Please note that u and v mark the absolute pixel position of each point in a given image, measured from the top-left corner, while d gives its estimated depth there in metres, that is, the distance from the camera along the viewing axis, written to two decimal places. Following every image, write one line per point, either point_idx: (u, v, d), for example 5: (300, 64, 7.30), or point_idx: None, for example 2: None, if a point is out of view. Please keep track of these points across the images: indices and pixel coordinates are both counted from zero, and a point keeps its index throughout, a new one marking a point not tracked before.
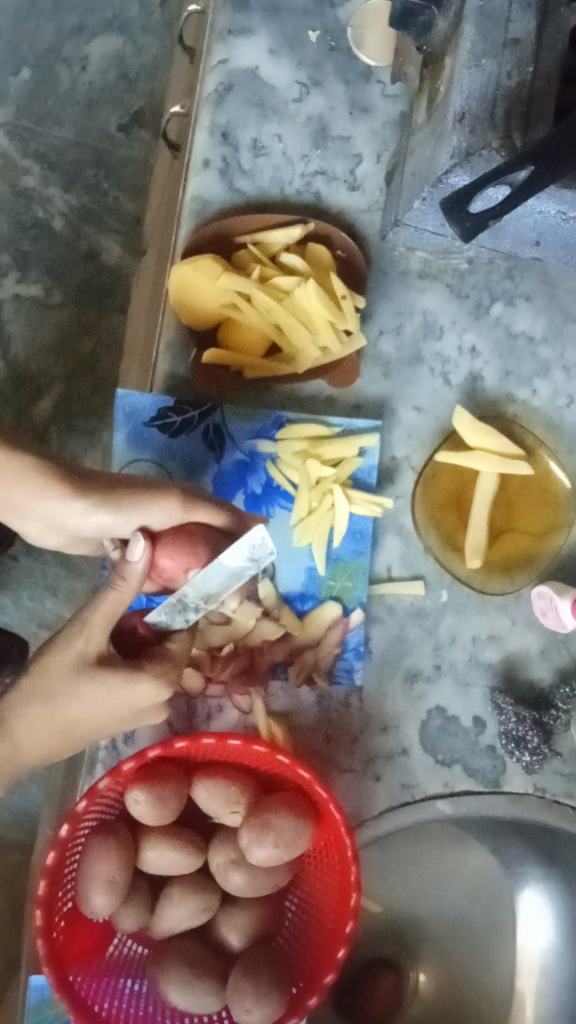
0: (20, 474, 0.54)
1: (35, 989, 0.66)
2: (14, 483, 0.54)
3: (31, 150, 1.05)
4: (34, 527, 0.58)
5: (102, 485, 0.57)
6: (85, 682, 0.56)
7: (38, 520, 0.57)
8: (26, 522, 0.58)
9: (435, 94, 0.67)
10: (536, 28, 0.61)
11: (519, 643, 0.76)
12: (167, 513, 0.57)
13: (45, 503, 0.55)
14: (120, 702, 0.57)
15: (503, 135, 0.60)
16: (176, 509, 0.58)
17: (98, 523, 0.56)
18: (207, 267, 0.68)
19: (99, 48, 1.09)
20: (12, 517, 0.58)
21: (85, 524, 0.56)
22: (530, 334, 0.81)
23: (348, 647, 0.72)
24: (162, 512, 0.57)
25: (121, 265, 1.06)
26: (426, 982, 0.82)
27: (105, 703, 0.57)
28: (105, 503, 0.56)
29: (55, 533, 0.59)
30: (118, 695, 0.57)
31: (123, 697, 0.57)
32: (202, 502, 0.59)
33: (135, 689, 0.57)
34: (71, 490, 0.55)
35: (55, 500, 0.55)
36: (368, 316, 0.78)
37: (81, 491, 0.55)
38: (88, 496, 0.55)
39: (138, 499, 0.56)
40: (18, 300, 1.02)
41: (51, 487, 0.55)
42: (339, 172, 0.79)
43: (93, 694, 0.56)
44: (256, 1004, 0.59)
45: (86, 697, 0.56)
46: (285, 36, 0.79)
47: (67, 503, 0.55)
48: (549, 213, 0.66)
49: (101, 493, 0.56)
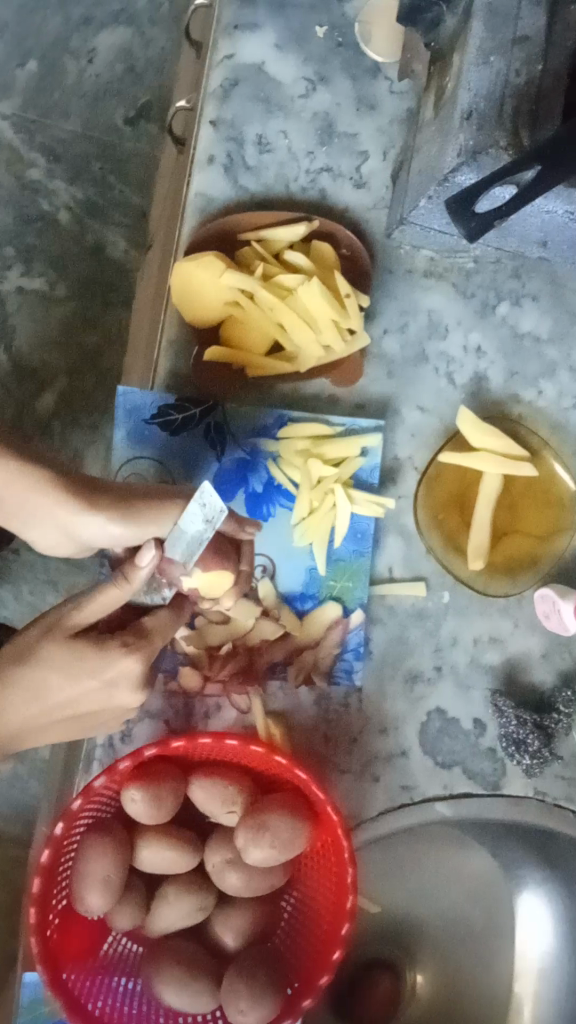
0: (28, 485, 0.54)
1: (29, 988, 0.66)
2: (23, 492, 0.54)
3: (37, 142, 1.05)
4: (42, 536, 0.58)
5: (112, 495, 0.56)
6: (59, 651, 0.56)
7: (49, 528, 0.56)
8: (36, 530, 0.57)
9: (442, 91, 0.67)
10: (546, 23, 0.59)
11: (521, 645, 0.76)
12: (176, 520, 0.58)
13: (57, 510, 0.55)
14: (87, 669, 0.56)
15: (511, 134, 0.60)
16: None
17: (112, 531, 0.56)
18: (209, 266, 0.68)
19: (107, 41, 1.09)
20: (22, 524, 0.57)
21: (97, 532, 0.56)
22: (536, 333, 0.80)
23: (348, 647, 0.72)
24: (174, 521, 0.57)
25: (126, 260, 1.05)
26: (423, 983, 0.82)
27: (76, 671, 0.56)
28: (120, 516, 0.56)
29: (61, 541, 0.58)
30: (89, 667, 0.56)
31: (94, 668, 0.56)
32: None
33: (106, 660, 0.56)
34: (82, 500, 0.55)
35: (66, 511, 0.55)
36: (373, 315, 0.77)
37: (95, 503, 0.55)
38: (103, 508, 0.55)
39: (152, 512, 0.56)
40: (22, 294, 1.02)
41: (62, 499, 0.54)
42: (344, 169, 0.78)
43: (66, 663, 0.56)
44: (251, 1005, 0.59)
45: (58, 661, 0.56)
46: (291, 31, 0.78)
47: (81, 514, 0.55)
48: (556, 212, 0.65)
49: (113, 504, 0.56)
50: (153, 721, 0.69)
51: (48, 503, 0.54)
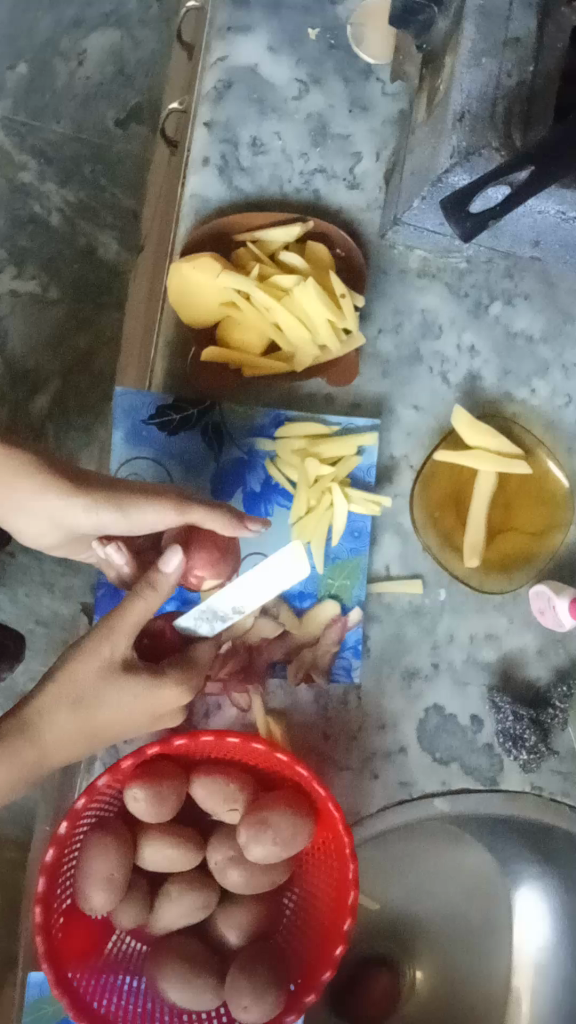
0: (18, 470, 0.55)
1: (33, 988, 0.65)
2: (13, 478, 0.55)
3: (28, 144, 1.05)
4: (30, 525, 0.60)
5: (100, 483, 0.57)
6: (114, 687, 0.58)
7: (38, 516, 0.58)
8: (26, 519, 0.59)
9: (435, 92, 0.67)
10: (536, 27, 0.61)
11: (517, 642, 0.76)
12: (163, 514, 0.58)
13: (44, 497, 0.56)
14: (144, 704, 0.59)
15: (503, 136, 0.61)
16: (173, 512, 0.59)
17: (101, 518, 0.57)
18: (206, 266, 0.68)
19: (97, 42, 1.09)
20: (12, 516, 0.59)
21: (86, 519, 0.57)
22: (529, 333, 0.81)
23: (346, 645, 0.73)
24: (159, 512, 0.58)
25: (118, 262, 1.05)
26: (421, 980, 0.82)
27: (131, 707, 0.58)
28: (109, 504, 0.57)
29: (50, 530, 0.60)
30: (145, 699, 0.59)
31: (150, 704, 0.59)
32: (197, 503, 0.60)
33: (160, 694, 0.59)
34: (71, 488, 0.56)
35: (56, 497, 0.56)
36: (367, 315, 0.78)
37: (83, 490, 0.56)
38: (90, 495, 0.56)
39: (137, 500, 0.57)
40: (15, 296, 1.02)
41: (50, 484, 0.55)
42: (338, 171, 0.79)
43: (122, 702, 0.58)
44: (255, 1002, 0.59)
45: (115, 698, 0.58)
46: (284, 33, 0.79)
47: (68, 501, 0.56)
48: (548, 212, 0.66)
49: (102, 491, 0.57)
50: None
51: (36, 491, 0.56)
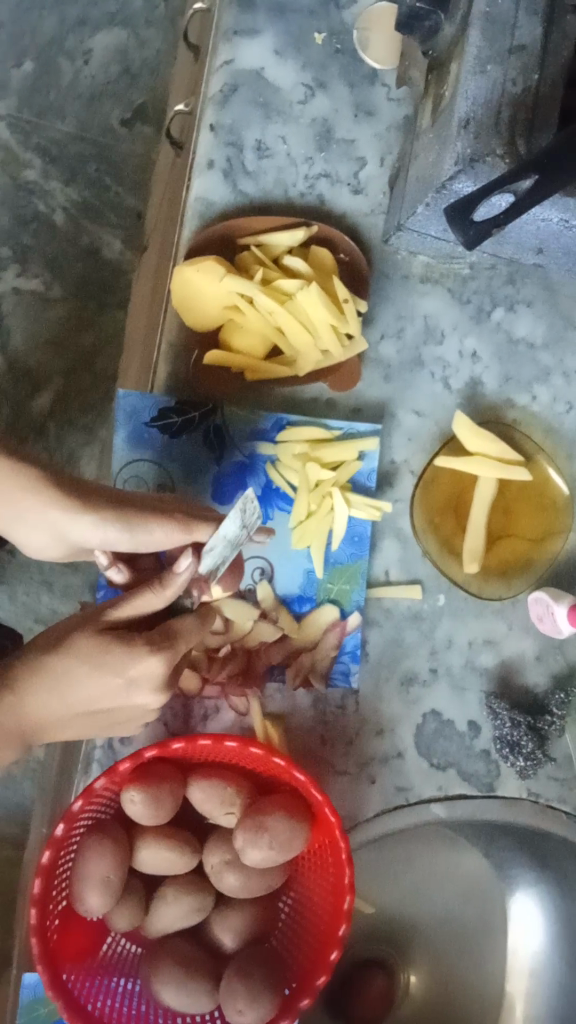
0: (23, 486, 0.55)
1: (28, 988, 0.66)
2: (15, 492, 0.55)
3: (32, 142, 1.05)
4: (35, 541, 0.60)
5: (106, 500, 0.58)
6: (91, 643, 0.56)
7: (41, 532, 0.58)
8: (29, 533, 0.59)
9: (440, 99, 0.67)
10: (542, 34, 0.61)
11: (515, 647, 0.76)
12: (169, 534, 0.60)
13: (47, 512, 0.56)
14: (116, 660, 0.56)
15: (507, 142, 0.61)
16: (178, 530, 0.60)
17: (105, 534, 0.58)
18: (209, 267, 0.68)
19: (102, 41, 1.09)
20: (15, 530, 0.59)
21: (90, 535, 0.58)
22: (531, 339, 0.81)
23: (345, 649, 0.73)
24: (164, 530, 0.59)
25: (122, 262, 1.05)
26: (416, 983, 0.82)
27: (102, 668, 0.55)
28: (114, 518, 0.58)
29: (55, 545, 0.60)
30: (115, 661, 0.55)
31: (120, 666, 0.56)
32: (200, 519, 0.61)
33: (131, 660, 0.56)
34: (77, 505, 0.57)
35: (62, 513, 0.56)
36: (370, 319, 0.78)
37: (89, 504, 0.57)
38: (96, 511, 0.57)
39: (144, 519, 0.59)
40: (17, 294, 1.02)
41: (54, 499, 0.56)
42: (343, 175, 0.79)
43: (96, 656, 0.56)
44: (250, 1004, 0.59)
45: (92, 656, 0.56)
46: (290, 36, 0.79)
47: (71, 515, 0.57)
48: (551, 220, 0.66)
49: (107, 506, 0.58)
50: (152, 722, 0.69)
51: (37, 503, 0.56)
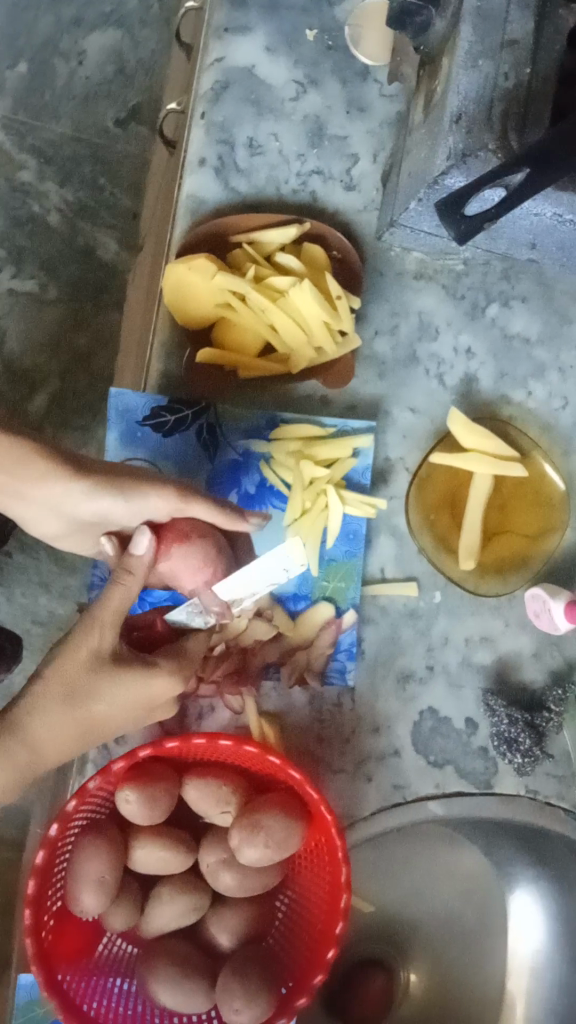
0: (21, 458, 0.55)
1: (25, 988, 0.65)
2: (17, 468, 0.56)
3: (27, 143, 1.05)
4: (36, 515, 0.61)
5: (102, 471, 0.59)
6: (105, 679, 0.57)
7: (42, 506, 0.60)
8: (27, 506, 0.60)
9: (432, 94, 0.67)
10: (534, 28, 0.61)
11: (512, 644, 0.76)
12: (164, 502, 0.61)
13: (44, 486, 0.57)
14: (137, 690, 0.58)
15: (500, 136, 0.60)
16: (173, 499, 0.61)
17: (100, 502, 0.59)
18: (201, 266, 0.68)
19: (97, 41, 1.09)
20: (14, 503, 0.60)
21: (86, 504, 0.59)
22: (525, 335, 0.80)
23: (341, 647, 0.72)
24: (163, 498, 0.61)
25: (117, 261, 1.05)
26: (415, 982, 0.82)
27: (125, 697, 0.58)
28: (113, 490, 0.59)
29: (54, 519, 0.62)
30: (137, 693, 0.58)
31: (142, 694, 0.58)
32: (197, 496, 0.62)
33: (153, 684, 0.59)
34: (72, 475, 0.57)
35: (58, 485, 0.57)
36: (364, 316, 0.78)
37: (84, 475, 0.58)
38: (94, 481, 0.58)
39: (140, 486, 0.60)
40: (13, 294, 1.02)
41: (52, 473, 0.57)
42: (335, 172, 0.79)
43: (115, 689, 0.57)
44: (246, 1004, 0.59)
45: (112, 693, 0.57)
46: (282, 34, 0.78)
47: (71, 487, 0.58)
48: (545, 215, 0.66)
49: (102, 477, 0.59)
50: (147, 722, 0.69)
51: (35, 481, 0.57)
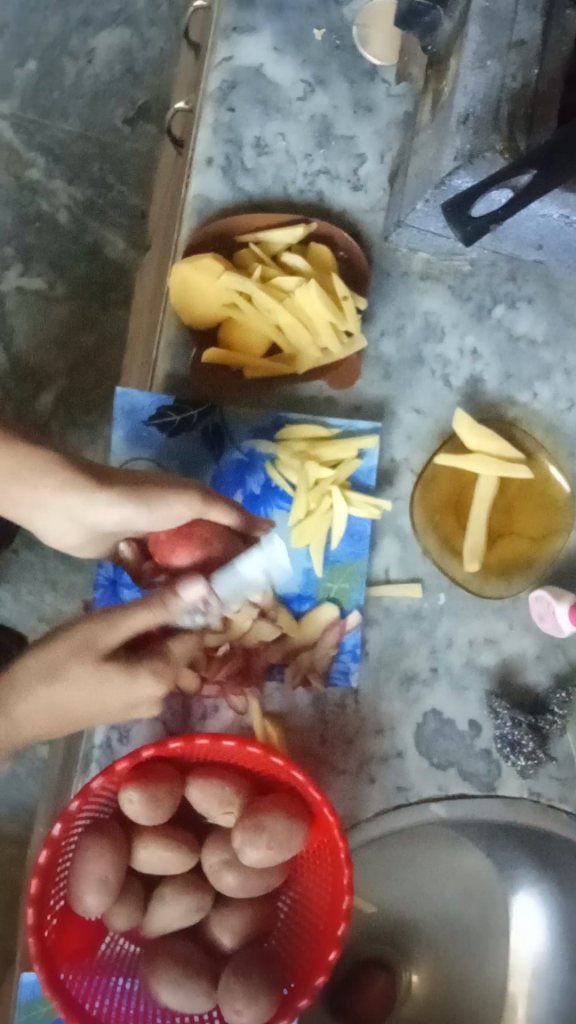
0: (39, 470, 0.55)
1: (27, 987, 0.65)
2: (34, 476, 0.55)
3: (36, 142, 1.05)
4: (53, 526, 0.61)
5: (121, 479, 0.59)
6: (89, 670, 0.57)
7: (60, 517, 0.59)
8: (46, 517, 0.59)
9: (440, 94, 0.67)
10: (541, 29, 0.60)
11: (516, 646, 0.76)
12: (184, 509, 0.61)
13: (65, 496, 0.57)
14: (115, 684, 0.58)
15: (506, 139, 0.60)
16: (195, 505, 0.61)
17: (122, 510, 0.59)
18: (207, 267, 0.68)
19: (105, 40, 1.09)
20: (33, 515, 0.59)
21: (107, 513, 0.58)
22: (532, 336, 0.80)
23: (344, 648, 0.72)
24: (181, 505, 0.60)
25: (124, 260, 1.05)
26: (419, 983, 0.81)
27: (107, 695, 0.58)
28: (135, 497, 0.58)
29: (72, 528, 0.61)
30: (119, 693, 0.58)
31: (125, 693, 0.58)
32: (215, 500, 0.62)
33: (135, 687, 0.59)
34: (92, 486, 0.57)
35: (79, 495, 0.57)
36: (369, 317, 0.78)
37: (105, 486, 0.57)
38: (112, 490, 0.57)
39: (159, 493, 0.59)
40: (20, 293, 1.02)
41: (73, 484, 0.56)
42: (342, 172, 0.78)
43: (98, 686, 0.57)
44: (247, 1005, 0.59)
45: (94, 687, 0.57)
46: (290, 34, 0.78)
47: (90, 497, 0.57)
48: (552, 216, 0.65)
49: (123, 487, 0.58)
50: (151, 722, 0.69)
51: (55, 491, 0.56)
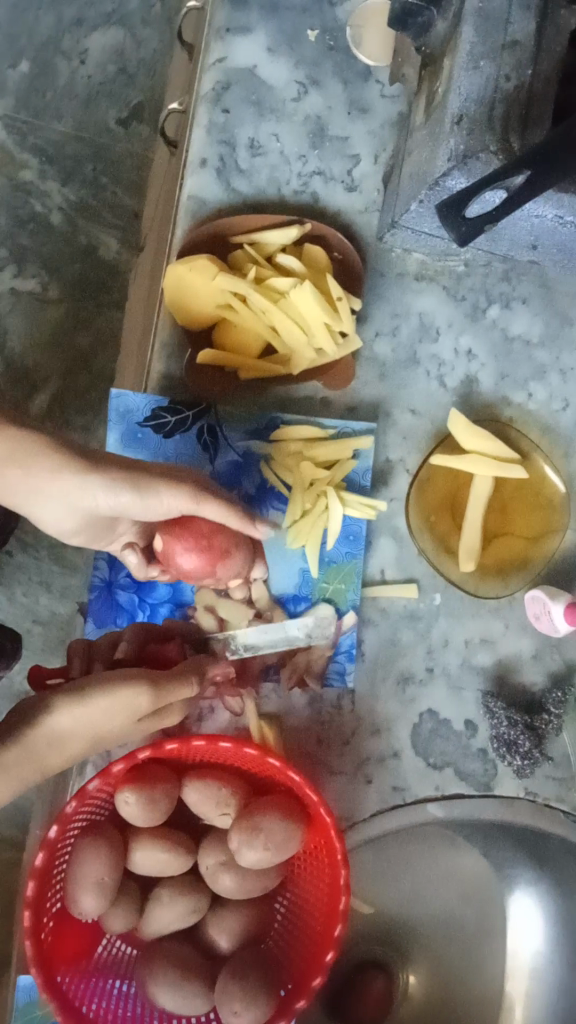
0: (31, 451, 0.55)
1: (24, 989, 0.65)
2: (28, 458, 0.55)
3: (29, 143, 1.05)
4: (49, 513, 0.60)
5: (115, 465, 0.59)
6: (126, 724, 0.60)
7: (57, 502, 0.58)
8: (42, 506, 0.59)
9: (434, 95, 0.67)
10: (535, 29, 0.60)
11: (512, 646, 0.76)
12: (179, 499, 0.60)
13: (59, 480, 0.57)
14: (145, 701, 0.59)
15: (500, 138, 0.60)
16: (188, 495, 0.60)
17: (116, 497, 0.58)
18: (202, 267, 0.68)
19: (99, 41, 1.08)
20: (29, 504, 0.59)
21: (102, 499, 0.58)
22: (526, 336, 0.80)
23: (341, 649, 0.72)
24: (175, 497, 0.60)
25: (119, 261, 1.05)
26: (415, 985, 0.81)
27: (136, 731, 0.62)
28: (129, 483, 0.58)
29: (69, 517, 0.60)
30: (145, 727, 0.63)
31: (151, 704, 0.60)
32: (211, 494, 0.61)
33: (160, 719, 0.64)
34: (86, 469, 0.57)
35: (74, 480, 0.57)
36: (364, 317, 0.78)
37: (99, 471, 0.57)
38: (105, 474, 0.57)
39: (153, 481, 0.59)
40: (15, 294, 1.02)
41: (67, 468, 0.56)
42: (336, 173, 0.78)
43: (131, 729, 0.61)
44: (245, 1007, 0.59)
45: (126, 731, 0.61)
46: (283, 34, 0.78)
47: (84, 481, 0.57)
48: (546, 216, 0.66)
49: (117, 471, 0.58)
50: None
51: (51, 475, 0.56)
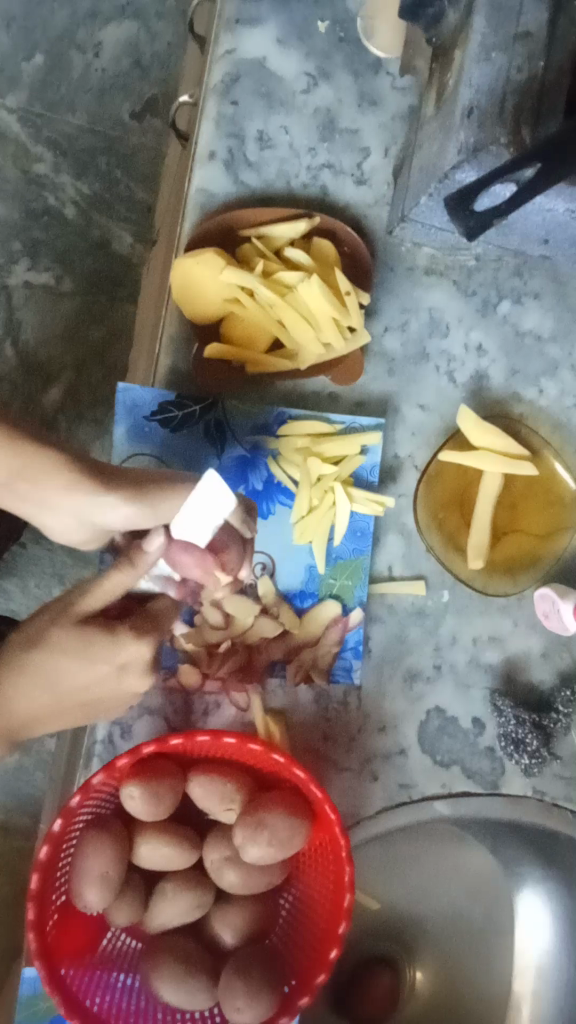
0: (47, 468, 0.54)
1: (28, 981, 0.65)
2: (40, 475, 0.54)
3: (43, 137, 1.05)
4: (58, 526, 0.59)
5: (118, 477, 0.57)
6: (71, 633, 0.55)
7: (66, 517, 0.57)
8: (52, 518, 0.57)
9: (444, 87, 0.66)
10: (548, 21, 0.60)
11: (521, 644, 0.76)
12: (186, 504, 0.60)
13: (71, 496, 0.55)
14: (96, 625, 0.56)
15: (512, 131, 0.59)
16: None
17: (123, 513, 0.57)
18: (210, 262, 0.67)
19: (113, 34, 1.08)
20: (38, 515, 0.57)
21: (109, 514, 0.57)
22: (538, 332, 0.80)
23: (347, 646, 0.72)
24: (183, 500, 0.60)
25: (132, 254, 1.05)
26: (422, 980, 0.81)
27: (87, 653, 0.55)
28: (134, 497, 0.57)
29: (79, 528, 0.59)
30: (99, 648, 0.56)
31: (105, 653, 0.56)
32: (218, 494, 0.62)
33: (118, 646, 0.56)
34: (97, 484, 0.55)
35: (84, 495, 0.55)
36: (373, 313, 0.77)
37: (106, 485, 0.56)
38: (112, 488, 0.56)
39: (162, 489, 0.58)
40: (28, 287, 1.02)
41: (77, 484, 0.55)
42: (346, 166, 0.78)
43: (78, 645, 0.55)
44: (248, 1003, 0.59)
45: (72, 646, 0.55)
46: (293, 25, 0.78)
47: (94, 495, 0.56)
48: (558, 210, 0.65)
49: (123, 486, 0.57)
50: (152, 718, 0.69)
51: (62, 490, 0.55)
